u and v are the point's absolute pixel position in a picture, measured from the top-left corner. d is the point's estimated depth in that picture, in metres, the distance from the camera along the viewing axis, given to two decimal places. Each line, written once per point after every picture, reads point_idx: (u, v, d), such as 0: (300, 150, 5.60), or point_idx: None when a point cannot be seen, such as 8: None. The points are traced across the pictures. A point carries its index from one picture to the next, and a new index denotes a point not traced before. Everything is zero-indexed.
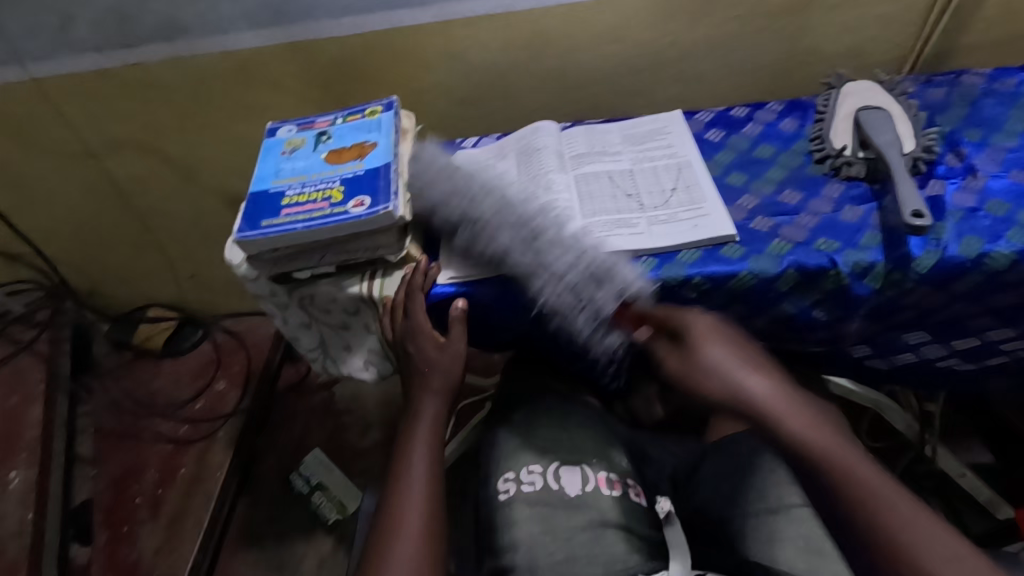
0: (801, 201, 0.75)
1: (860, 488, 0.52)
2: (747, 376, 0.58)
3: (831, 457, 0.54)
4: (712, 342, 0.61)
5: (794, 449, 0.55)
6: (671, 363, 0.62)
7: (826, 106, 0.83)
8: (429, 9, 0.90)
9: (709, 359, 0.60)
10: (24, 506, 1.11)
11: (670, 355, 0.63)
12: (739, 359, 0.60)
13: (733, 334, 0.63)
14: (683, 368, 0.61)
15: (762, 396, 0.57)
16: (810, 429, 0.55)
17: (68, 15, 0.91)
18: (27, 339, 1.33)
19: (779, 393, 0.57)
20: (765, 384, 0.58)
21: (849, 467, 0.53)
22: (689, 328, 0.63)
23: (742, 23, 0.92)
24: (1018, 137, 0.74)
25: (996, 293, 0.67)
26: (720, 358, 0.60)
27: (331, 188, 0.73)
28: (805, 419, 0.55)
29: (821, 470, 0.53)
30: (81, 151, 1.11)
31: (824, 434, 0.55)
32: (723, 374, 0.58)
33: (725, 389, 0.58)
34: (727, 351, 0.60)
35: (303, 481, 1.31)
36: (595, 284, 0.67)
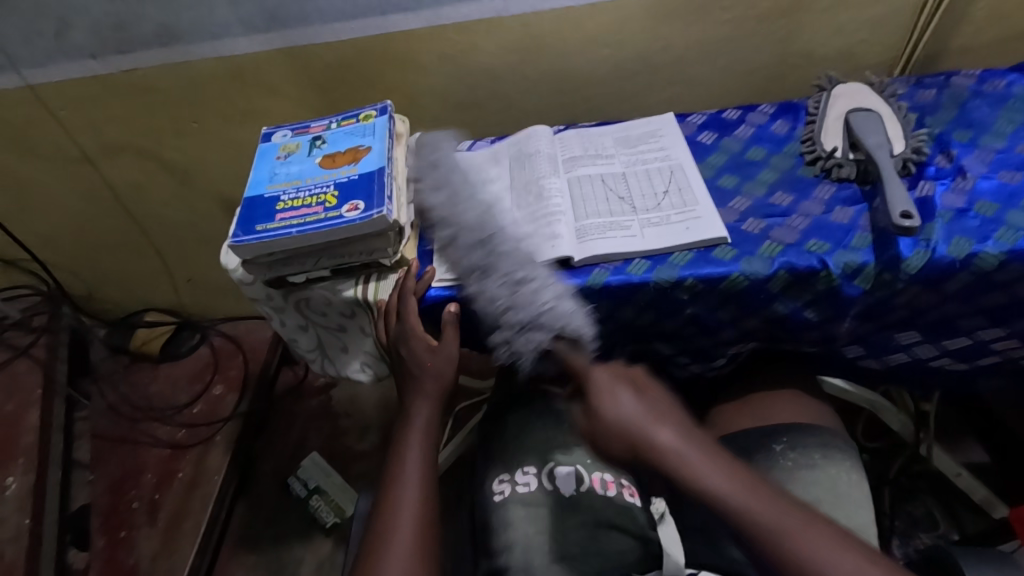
0: (793, 203, 0.76)
1: (768, 530, 0.47)
2: (655, 426, 0.54)
3: (735, 495, 0.49)
4: (616, 396, 0.57)
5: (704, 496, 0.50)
6: (582, 422, 0.58)
7: (817, 108, 0.83)
8: (423, 14, 0.91)
9: (615, 413, 0.56)
10: (21, 512, 1.11)
11: (580, 414, 0.59)
12: (647, 407, 0.56)
13: (640, 381, 0.59)
14: (593, 429, 0.57)
15: (668, 444, 0.53)
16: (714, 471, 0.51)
17: (63, 22, 0.92)
18: (25, 344, 1.33)
19: (686, 436, 0.53)
20: (671, 427, 0.54)
21: (762, 507, 0.48)
22: (595, 382, 0.59)
23: (735, 26, 0.93)
24: (1007, 138, 0.75)
25: (987, 293, 0.67)
26: (629, 408, 0.56)
27: (325, 192, 0.73)
28: (710, 462, 0.51)
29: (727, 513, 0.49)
30: (77, 156, 1.11)
31: (731, 474, 0.51)
32: (629, 430, 0.54)
33: (632, 441, 0.54)
34: (635, 398, 0.57)
35: (300, 485, 1.30)
36: (514, 332, 0.67)
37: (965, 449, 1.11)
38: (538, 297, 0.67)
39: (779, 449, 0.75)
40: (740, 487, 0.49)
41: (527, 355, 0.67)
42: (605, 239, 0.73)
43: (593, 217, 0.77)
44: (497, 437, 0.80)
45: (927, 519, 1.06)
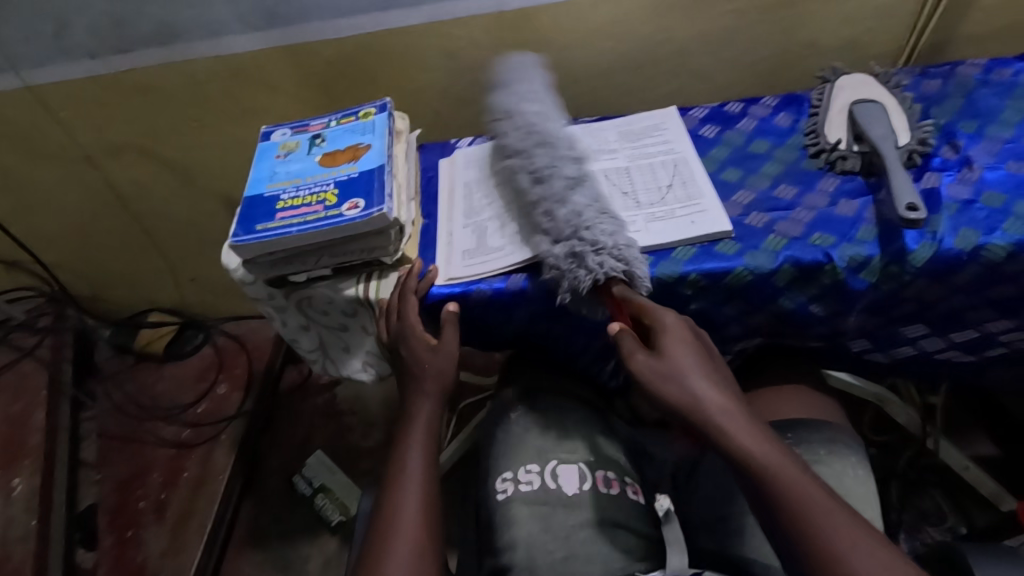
0: (797, 196, 0.75)
1: (798, 503, 0.51)
2: (704, 384, 0.58)
3: (773, 460, 0.53)
4: (681, 343, 0.61)
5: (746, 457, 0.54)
6: (637, 360, 0.60)
7: (820, 100, 0.82)
8: (422, 9, 0.90)
9: (674, 362, 0.59)
10: (29, 512, 1.12)
11: (637, 354, 0.61)
12: (704, 367, 0.59)
13: (699, 343, 0.62)
14: (652, 369, 0.60)
15: (720, 404, 0.57)
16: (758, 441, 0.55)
17: (63, 23, 0.91)
18: (30, 345, 1.34)
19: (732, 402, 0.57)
20: (721, 391, 0.58)
21: (794, 480, 0.52)
22: (662, 328, 0.62)
23: (737, 17, 0.92)
24: (1014, 127, 0.74)
25: (995, 285, 0.67)
26: (684, 362, 0.59)
27: (325, 190, 0.73)
28: (751, 431, 0.55)
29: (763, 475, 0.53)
30: (79, 157, 1.11)
31: (770, 443, 0.55)
32: (680, 379, 0.58)
33: (685, 394, 0.58)
34: (692, 355, 0.60)
35: (306, 483, 1.31)
36: (592, 252, 0.65)
37: (972, 442, 1.10)
38: (613, 233, 0.67)
39: (784, 444, 0.74)
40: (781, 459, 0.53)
41: (583, 283, 0.65)
42: None
43: None
44: (500, 435, 0.80)
45: (935, 512, 1.05)
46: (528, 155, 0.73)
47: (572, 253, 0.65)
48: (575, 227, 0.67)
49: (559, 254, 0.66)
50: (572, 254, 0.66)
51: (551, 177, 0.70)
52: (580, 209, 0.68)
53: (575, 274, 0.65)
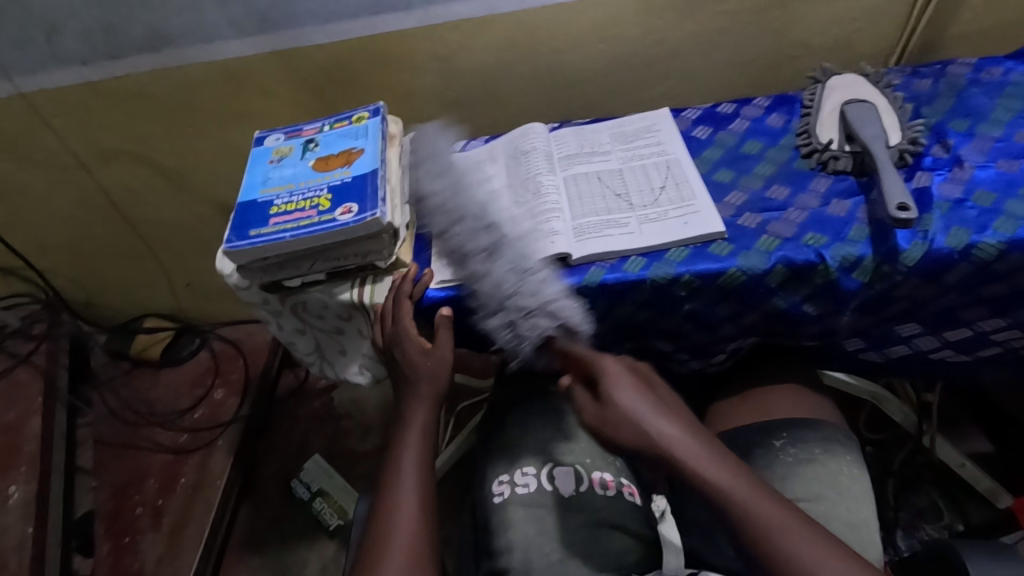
0: (789, 196, 0.75)
1: (762, 535, 0.50)
2: (655, 422, 0.57)
3: (731, 486, 0.52)
4: (624, 386, 0.59)
5: (704, 489, 0.53)
6: (589, 415, 0.60)
7: (812, 100, 0.83)
8: (415, 13, 0.90)
9: (619, 406, 0.58)
10: (24, 519, 1.12)
11: (589, 406, 0.61)
12: (651, 404, 0.58)
13: (644, 382, 0.61)
14: (608, 419, 0.59)
15: (673, 445, 0.55)
16: (718, 471, 0.53)
17: (53, 29, 0.91)
18: (25, 352, 1.34)
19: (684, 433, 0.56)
20: (668, 427, 0.56)
21: (755, 504, 0.51)
22: (603, 372, 0.61)
23: (728, 18, 0.92)
24: (1004, 126, 0.74)
25: (987, 283, 0.67)
26: (630, 406, 0.58)
27: (319, 195, 0.73)
28: (712, 459, 0.54)
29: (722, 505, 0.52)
30: (72, 164, 1.11)
31: (725, 467, 0.54)
32: (630, 419, 0.57)
33: (636, 437, 0.56)
34: (639, 397, 0.59)
35: (303, 488, 1.31)
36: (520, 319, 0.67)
37: (968, 439, 1.10)
38: (537, 291, 0.68)
39: (778, 444, 0.75)
40: (744, 490, 0.52)
41: (523, 347, 0.68)
42: (602, 237, 0.73)
43: (590, 215, 0.76)
44: (496, 438, 0.80)
45: (932, 509, 1.05)
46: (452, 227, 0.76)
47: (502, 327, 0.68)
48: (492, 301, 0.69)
49: (496, 325, 0.69)
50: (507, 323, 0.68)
51: (469, 246, 0.72)
52: (502, 275, 0.69)
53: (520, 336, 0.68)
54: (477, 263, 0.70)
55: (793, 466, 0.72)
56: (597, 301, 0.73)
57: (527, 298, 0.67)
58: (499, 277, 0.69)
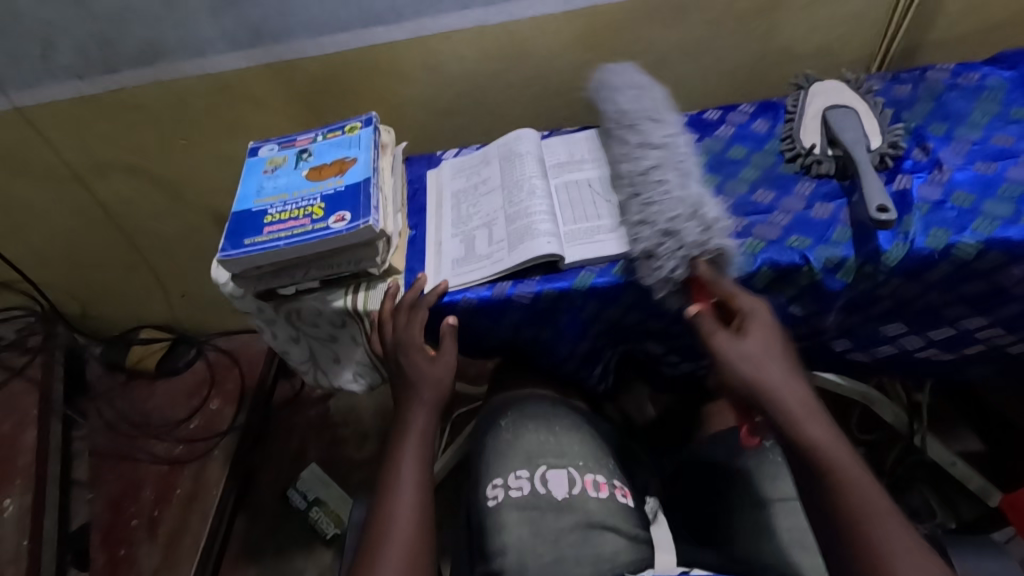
0: (774, 200, 0.77)
1: (849, 507, 0.55)
2: (774, 371, 0.62)
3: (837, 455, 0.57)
4: (762, 331, 0.64)
5: (811, 445, 0.58)
6: (718, 340, 0.64)
7: (795, 106, 0.84)
8: (405, 24, 0.92)
9: (753, 349, 0.63)
10: (20, 532, 1.12)
11: (719, 334, 0.64)
12: (782, 360, 0.63)
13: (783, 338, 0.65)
14: (737, 351, 0.63)
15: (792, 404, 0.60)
16: (827, 438, 0.58)
17: (49, 45, 0.92)
18: (21, 364, 1.34)
19: (806, 397, 0.60)
20: (796, 386, 0.61)
21: (854, 479, 0.56)
22: (747, 314, 0.65)
23: (712, 27, 0.94)
24: (982, 129, 0.76)
25: (967, 282, 0.68)
26: (763, 350, 0.63)
27: (313, 204, 0.74)
28: (825, 427, 0.59)
29: (827, 467, 0.57)
30: (67, 177, 1.12)
31: (834, 437, 0.58)
32: (755, 364, 0.62)
33: (753, 378, 0.61)
34: (774, 346, 0.63)
35: (300, 496, 1.30)
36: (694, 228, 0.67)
37: (959, 438, 1.12)
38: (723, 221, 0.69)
39: (768, 444, 0.78)
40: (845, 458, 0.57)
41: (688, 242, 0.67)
42: (594, 242, 0.74)
43: (582, 221, 0.78)
44: (490, 443, 0.80)
45: (924, 508, 1.06)
46: (642, 137, 0.76)
47: (665, 228, 0.68)
48: (675, 209, 0.69)
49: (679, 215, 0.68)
50: (664, 231, 0.68)
51: (655, 159, 0.73)
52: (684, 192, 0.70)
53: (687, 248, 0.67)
54: (672, 179, 0.71)
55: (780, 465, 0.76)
56: (588, 304, 0.75)
57: (698, 210, 0.69)
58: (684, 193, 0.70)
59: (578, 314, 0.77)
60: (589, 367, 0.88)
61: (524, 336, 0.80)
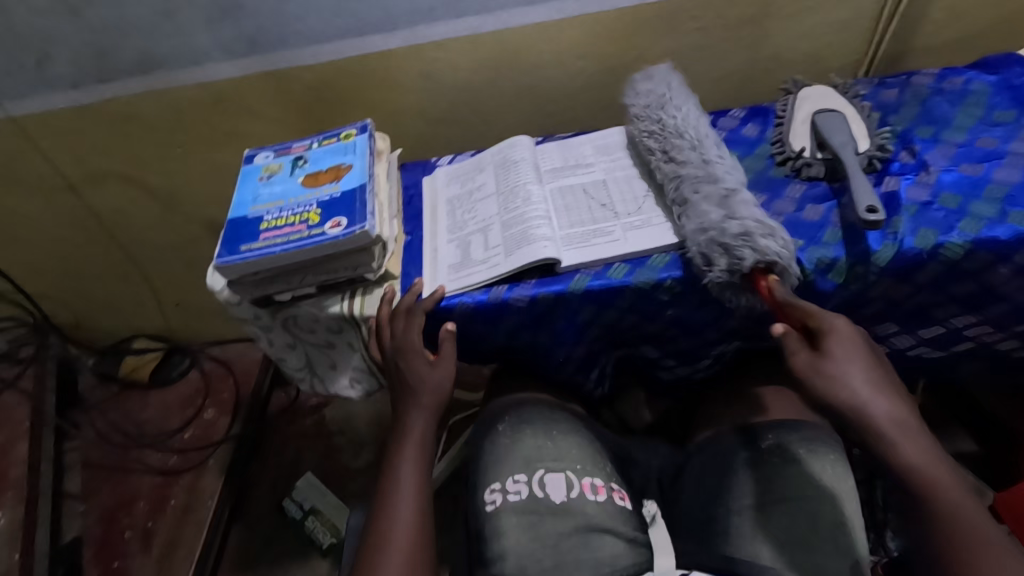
0: (765, 203, 0.78)
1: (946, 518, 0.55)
2: (872, 393, 0.59)
3: (938, 477, 0.56)
4: (847, 349, 0.61)
5: (916, 473, 0.56)
6: (800, 361, 0.61)
7: (784, 111, 0.86)
8: (400, 33, 0.93)
9: (845, 374, 0.60)
10: (11, 546, 1.11)
11: (800, 355, 0.62)
12: (872, 378, 0.60)
13: (870, 350, 0.62)
14: (826, 372, 0.60)
15: (887, 425, 0.58)
16: (928, 458, 0.57)
17: (44, 54, 0.93)
18: (13, 376, 1.33)
19: (905, 417, 0.58)
20: (901, 409, 0.59)
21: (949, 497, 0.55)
22: (829, 330, 0.62)
23: (703, 34, 0.96)
24: (967, 132, 0.78)
25: (956, 281, 0.69)
26: (853, 371, 0.60)
27: (309, 210, 0.74)
28: (921, 450, 0.57)
29: (925, 490, 0.56)
30: (62, 186, 1.11)
31: (934, 459, 0.57)
32: (847, 387, 0.59)
33: (854, 401, 0.59)
34: (863, 364, 0.60)
35: (296, 507, 1.29)
36: (738, 242, 0.65)
37: (952, 438, 1.13)
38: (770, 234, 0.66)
39: (766, 445, 0.77)
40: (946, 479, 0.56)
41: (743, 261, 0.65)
42: (590, 246, 0.75)
43: (577, 226, 0.78)
44: (486, 447, 0.80)
45: None
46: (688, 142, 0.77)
47: (718, 237, 0.66)
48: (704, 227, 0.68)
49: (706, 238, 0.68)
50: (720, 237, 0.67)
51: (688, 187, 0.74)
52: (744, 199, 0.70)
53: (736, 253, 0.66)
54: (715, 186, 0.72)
55: (778, 466, 0.74)
56: (583, 307, 0.76)
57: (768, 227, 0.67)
58: (739, 208, 0.69)
59: (574, 317, 0.77)
60: (586, 370, 0.89)
61: (520, 340, 0.81)
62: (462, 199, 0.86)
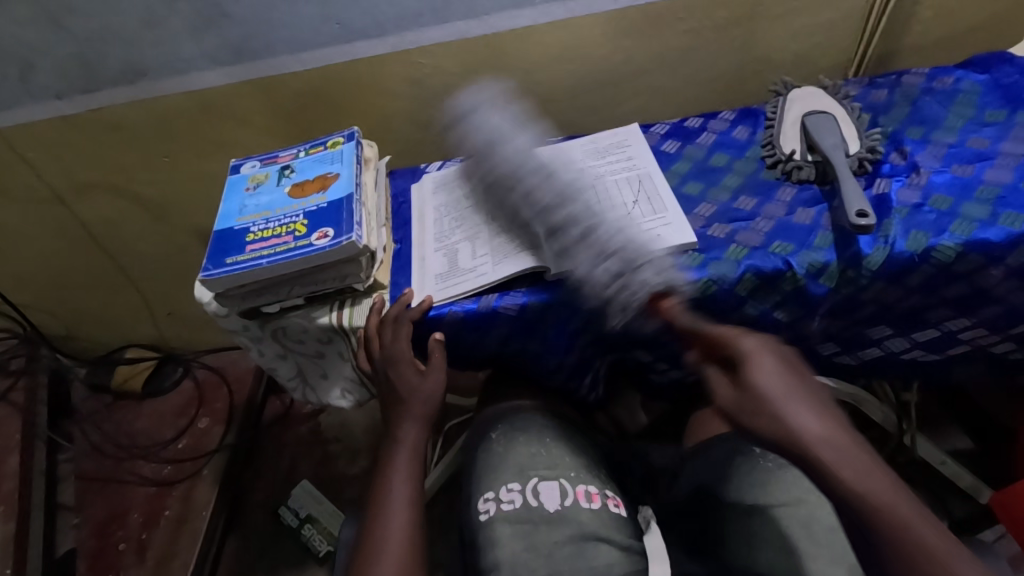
0: (756, 206, 0.77)
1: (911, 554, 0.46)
2: (803, 415, 0.51)
3: (891, 507, 0.47)
4: (769, 372, 0.54)
5: (859, 504, 0.48)
6: (723, 397, 0.56)
7: (774, 113, 0.85)
8: (387, 39, 0.92)
9: (765, 400, 0.52)
10: (3, 561, 1.10)
11: (722, 389, 0.56)
12: (799, 399, 0.52)
13: (793, 368, 0.55)
14: (746, 402, 0.53)
15: (823, 451, 0.50)
16: (874, 484, 0.48)
17: (27, 65, 0.91)
18: (4, 388, 1.32)
19: (840, 439, 0.50)
20: (838, 434, 0.51)
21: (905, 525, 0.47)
22: (743, 355, 0.56)
23: (693, 36, 0.95)
24: (958, 132, 0.77)
25: (948, 284, 0.69)
26: (778, 395, 0.52)
27: (295, 221, 0.73)
28: (862, 477, 0.49)
29: (874, 524, 0.48)
30: (48, 197, 1.10)
31: (883, 485, 0.49)
32: (774, 414, 0.52)
33: (785, 431, 0.51)
34: (784, 385, 0.53)
35: (292, 515, 1.29)
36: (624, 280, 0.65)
37: (949, 437, 1.12)
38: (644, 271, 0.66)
39: (759, 451, 0.76)
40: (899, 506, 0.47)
41: (634, 296, 0.65)
42: None
43: None
44: (480, 456, 0.80)
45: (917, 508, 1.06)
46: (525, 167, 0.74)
47: (615, 268, 0.66)
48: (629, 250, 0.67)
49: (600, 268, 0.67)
50: (617, 269, 0.66)
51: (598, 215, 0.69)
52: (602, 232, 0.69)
53: (631, 288, 0.65)
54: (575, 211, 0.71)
55: (773, 471, 0.74)
56: (574, 315, 0.75)
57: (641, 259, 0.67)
58: (612, 240, 0.68)
59: (564, 325, 0.77)
60: (579, 377, 0.88)
61: (512, 348, 0.80)
62: (451, 207, 0.85)
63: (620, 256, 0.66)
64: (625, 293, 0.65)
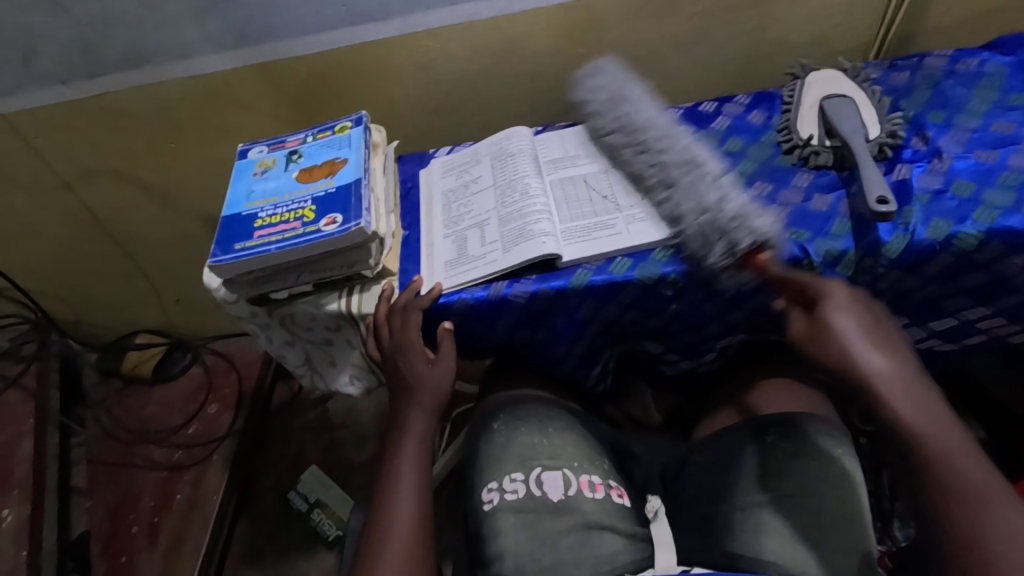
0: (771, 193, 0.76)
1: (957, 487, 0.52)
2: (868, 351, 0.58)
3: (942, 444, 0.53)
4: (847, 311, 0.60)
5: (912, 433, 0.54)
6: (798, 329, 0.62)
7: (791, 97, 0.83)
8: (393, 21, 0.90)
9: (834, 329, 0.59)
10: (18, 544, 1.11)
11: (799, 325, 0.62)
12: (866, 333, 0.59)
13: (874, 310, 0.62)
14: (817, 330, 0.60)
15: (884, 376, 0.56)
16: (930, 419, 0.54)
17: (31, 49, 0.90)
18: (15, 372, 1.31)
19: (901, 373, 0.56)
20: (894, 366, 0.57)
21: (955, 461, 0.52)
22: (826, 294, 0.62)
23: (706, 18, 0.93)
24: (981, 117, 0.75)
25: (967, 273, 0.68)
26: (848, 328, 0.59)
27: (303, 207, 0.73)
28: (920, 408, 0.55)
29: (920, 452, 0.54)
30: (55, 183, 1.10)
31: (937, 420, 0.55)
32: (841, 343, 0.58)
33: (843, 358, 0.58)
34: (887, 332, 0.59)
35: (301, 499, 1.30)
36: (718, 236, 0.65)
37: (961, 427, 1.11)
38: (751, 226, 0.65)
39: (771, 440, 0.75)
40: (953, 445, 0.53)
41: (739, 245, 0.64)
42: (591, 240, 0.73)
43: (578, 219, 0.76)
44: (483, 447, 0.79)
45: None
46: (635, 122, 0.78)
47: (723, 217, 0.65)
48: (698, 206, 0.68)
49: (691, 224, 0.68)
50: (723, 217, 0.65)
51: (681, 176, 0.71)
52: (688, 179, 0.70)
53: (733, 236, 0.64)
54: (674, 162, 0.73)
55: (784, 462, 0.73)
56: (584, 303, 0.74)
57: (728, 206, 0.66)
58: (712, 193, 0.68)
59: (574, 314, 0.76)
60: (588, 367, 0.88)
61: (521, 336, 0.79)
62: (460, 193, 0.84)
63: (717, 208, 0.66)
64: (737, 232, 0.64)
